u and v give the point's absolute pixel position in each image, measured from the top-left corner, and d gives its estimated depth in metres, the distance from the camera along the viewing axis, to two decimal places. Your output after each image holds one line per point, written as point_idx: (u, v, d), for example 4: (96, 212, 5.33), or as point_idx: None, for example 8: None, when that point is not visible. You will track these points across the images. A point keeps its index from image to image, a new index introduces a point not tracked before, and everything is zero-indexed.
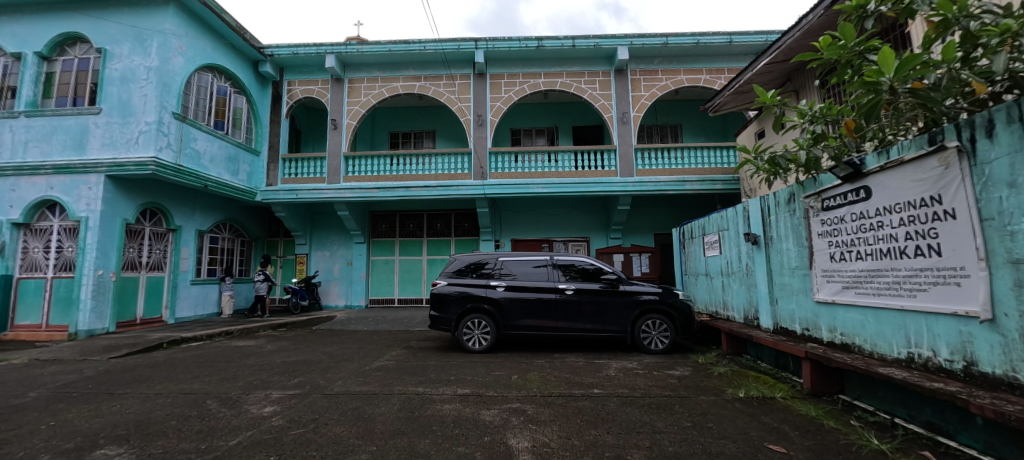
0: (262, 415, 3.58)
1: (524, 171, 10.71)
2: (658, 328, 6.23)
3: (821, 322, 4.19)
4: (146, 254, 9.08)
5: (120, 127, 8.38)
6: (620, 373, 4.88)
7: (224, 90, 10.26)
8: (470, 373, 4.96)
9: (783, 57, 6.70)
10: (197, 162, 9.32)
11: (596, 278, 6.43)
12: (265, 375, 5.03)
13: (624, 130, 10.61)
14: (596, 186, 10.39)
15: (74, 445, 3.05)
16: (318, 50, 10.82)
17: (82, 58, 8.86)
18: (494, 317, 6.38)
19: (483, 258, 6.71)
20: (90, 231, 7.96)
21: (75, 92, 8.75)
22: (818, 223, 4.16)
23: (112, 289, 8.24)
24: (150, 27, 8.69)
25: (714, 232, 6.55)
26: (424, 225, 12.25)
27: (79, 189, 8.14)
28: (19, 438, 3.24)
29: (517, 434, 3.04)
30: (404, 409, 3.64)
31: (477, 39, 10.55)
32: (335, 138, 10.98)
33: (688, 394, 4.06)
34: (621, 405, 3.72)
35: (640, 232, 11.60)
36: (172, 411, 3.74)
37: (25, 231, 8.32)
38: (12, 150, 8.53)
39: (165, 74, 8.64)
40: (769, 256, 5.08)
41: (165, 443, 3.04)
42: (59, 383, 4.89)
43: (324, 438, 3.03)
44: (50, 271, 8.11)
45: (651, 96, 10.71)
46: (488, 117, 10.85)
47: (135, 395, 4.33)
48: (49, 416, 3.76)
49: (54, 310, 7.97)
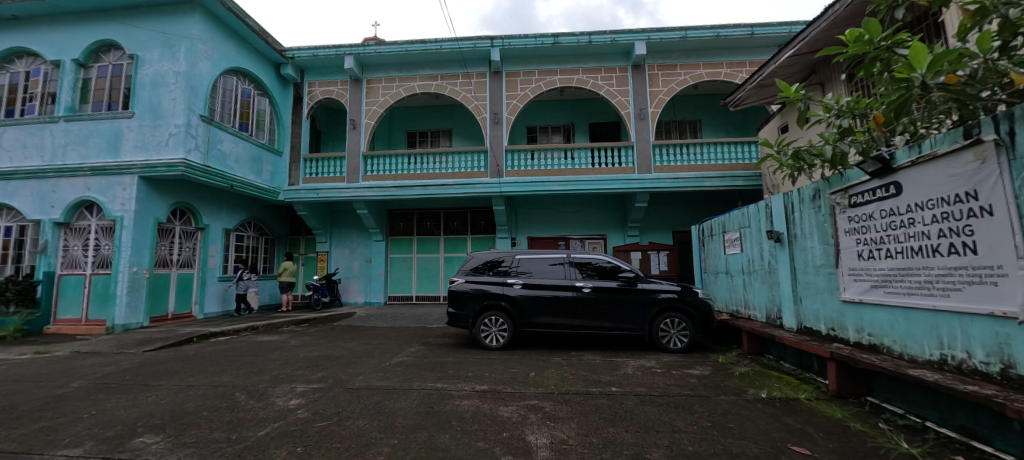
0: (288, 407, 3.70)
1: (541, 168, 10.71)
2: (677, 327, 6.16)
3: (847, 322, 4.08)
4: (177, 252, 9.43)
5: (151, 130, 8.75)
6: (638, 372, 4.85)
7: (248, 93, 10.57)
8: (487, 369, 5.00)
9: (808, 49, 6.51)
10: (223, 163, 9.65)
11: (614, 276, 6.40)
12: (290, 369, 5.19)
13: (641, 126, 10.47)
14: (614, 183, 10.30)
15: (114, 433, 3.22)
16: (338, 52, 11.02)
17: (116, 64, 9.26)
18: (512, 315, 6.40)
19: (500, 255, 6.75)
20: (125, 230, 8.34)
21: (110, 96, 9.16)
22: (845, 220, 4.03)
23: (146, 286, 8.62)
24: (178, 33, 9.01)
25: (735, 229, 6.42)
26: (441, 223, 12.38)
27: (114, 190, 8.54)
28: (64, 426, 3.43)
29: (535, 430, 3.07)
30: (423, 404, 3.71)
31: (493, 37, 10.58)
32: (354, 138, 11.19)
33: (707, 394, 4.00)
34: (639, 403, 3.69)
35: (658, 230, 11.49)
36: (203, 403, 3.90)
37: (66, 229, 8.77)
38: (53, 153, 9.00)
39: (192, 78, 8.95)
40: (793, 254, 4.95)
41: (199, 433, 3.18)
42: (98, 375, 5.14)
43: (348, 431, 3.11)
44: (89, 268, 8.54)
45: (669, 91, 10.55)
46: (504, 115, 10.87)
47: (167, 386, 4.52)
48: (90, 405, 3.97)
49: (93, 305, 8.39)
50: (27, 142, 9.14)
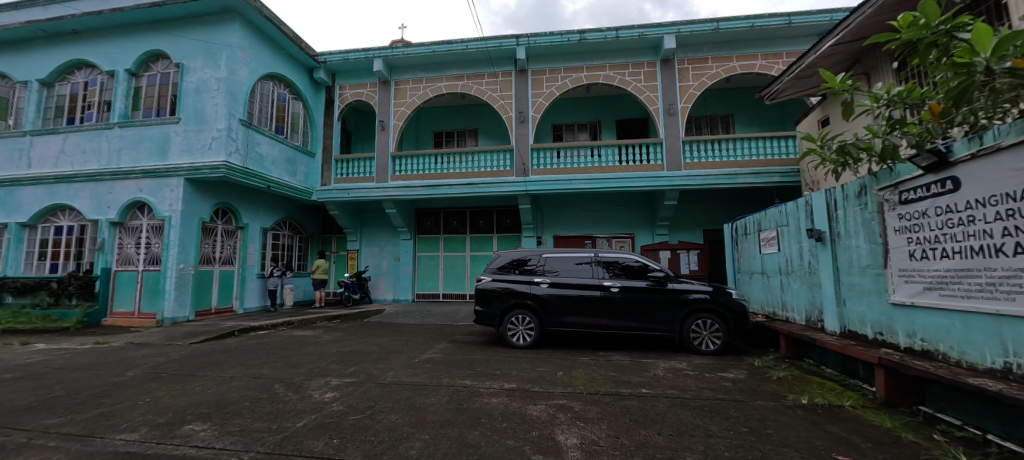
0: (324, 400, 3.83)
1: (567, 166, 10.62)
2: (709, 328, 5.97)
3: (896, 326, 3.85)
4: (219, 250, 9.93)
5: (195, 134, 9.24)
6: (669, 374, 4.73)
7: (283, 97, 10.99)
8: (515, 368, 5.01)
9: (851, 37, 6.16)
10: (261, 165, 10.09)
11: (643, 276, 6.29)
12: (324, 363, 5.37)
13: (671, 123, 10.22)
14: (642, 181, 10.09)
15: (166, 420, 3.43)
16: (367, 55, 11.28)
17: (164, 73, 9.83)
18: (539, 314, 6.38)
19: (526, 254, 6.74)
20: (173, 229, 8.85)
21: (159, 103, 9.74)
22: (895, 218, 3.79)
23: (191, 282, 9.11)
24: (220, 41, 9.47)
25: (772, 228, 6.17)
26: (467, 222, 12.50)
27: (162, 192, 9.08)
28: (121, 412, 3.68)
29: (565, 430, 3.05)
30: (453, 400, 3.76)
31: (518, 36, 10.56)
32: (383, 139, 11.45)
33: (743, 398, 3.86)
34: (671, 406, 3.60)
35: (688, 228, 11.19)
36: (245, 394, 4.09)
37: (120, 228, 9.38)
38: (109, 157, 9.65)
39: (232, 84, 9.39)
40: (836, 254, 4.71)
41: (242, 422, 3.33)
42: (150, 365, 5.49)
43: (381, 425, 3.19)
44: (141, 264, 9.11)
45: (700, 85, 10.24)
46: (530, 114, 10.85)
47: (212, 377, 4.77)
48: (144, 393, 4.24)
49: (145, 299, 8.95)
50: (86, 147, 9.84)
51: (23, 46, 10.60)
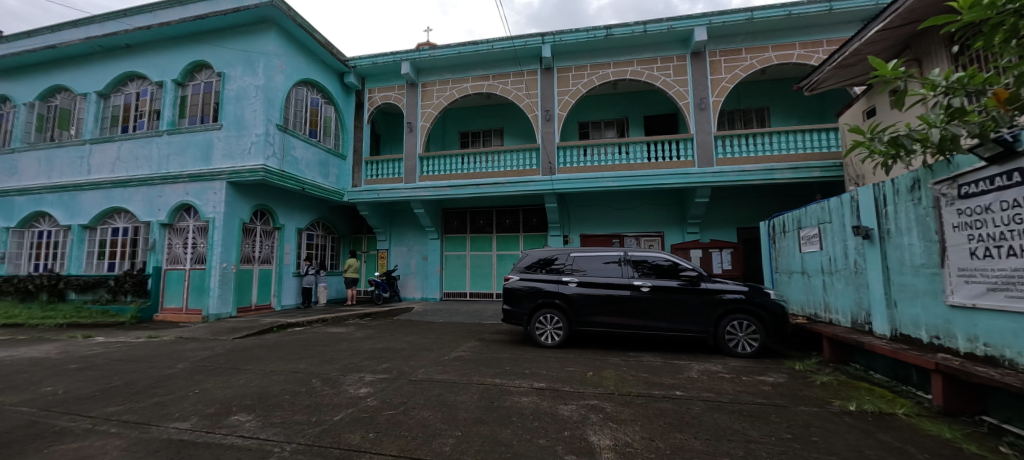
0: (359, 395, 3.94)
1: (593, 164, 10.50)
2: (745, 330, 5.75)
3: (955, 329, 3.59)
4: (258, 250, 10.40)
5: (236, 139, 9.70)
6: (704, 376, 4.59)
7: (316, 101, 11.37)
8: (544, 367, 4.99)
9: (901, 22, 5.78)
10: (296, 168, 10.49)
11: (674, 275, 6.13)
12: (357, 359, 5.53)
13: (702, 117, 9.91)
14: (672, 178, 9.84)
15: (214, 410, 3.62)
16: (395, 58, 11.51)
17: (207, 82, 10.37)
18: (567, 313, 6.33)
19: (554, 253, 6.70)
20: (217, 229, 9.34)
21: (203, 111, 10.28)
22: (953, 213, 3.53)
23: (233, 280, 9.58)
24: (257, 50, 9.89)
25: (813, 225, 5.87)
26: (493, 221, 12.57)
27: (207, 194, 9.59)
28: (173, 402, 3.91)
29: (597, 431, 3.01)
30: (484, 398, 3.79)
31: (544, 34, 10.51)
32: (411, 140, 11.66)
33: (784, 403, 3.69)
34: (706, 410, 3.49)
35: (720, 226, 10.83)
36: (285, 387, 4.26)
37: (169, 230, 9.97)
38: (159, 163, 10.28)
39: (269, 91, 9.80)
40: (885, 253, 4.44)
41: (283, 414, 3.47)
42: (197, 358, 5.81)
43: (414, 421, 3.25)
44: (188, 263, 9.65)
45: (733, 78, 9.88)
46: (556, 112, 10.78)
47: (254, 371, 5.01)
48: (193, 384, 4.49)
49: (192, 296, 9.48)
50: (139, 154, 10.52)
51: (83, 61, 11.43)
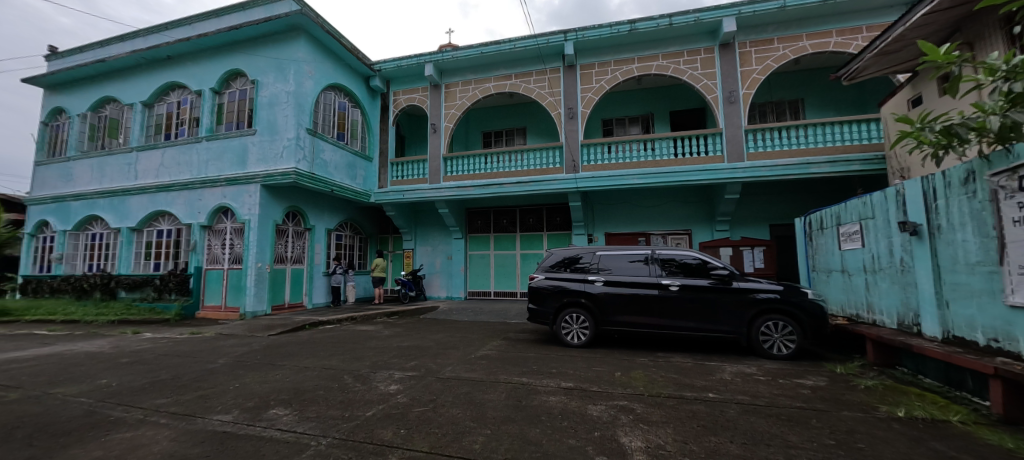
0: (389, 392, 4.02)
1: (618, 161, 10.34)
2: (781, 331, 5.54)
3: (1015, 332, 3.34)
4: (291, 250, 10.77)
5: (269, 143, 10.09)
6: (737, 378, 4.45)
7: (343, 105, 11.68)
8: (570, 366, 4.96)
9: (950, 3, 5.42)
10: (325, 170, 10.81)
11: (704, 274, 5.97)
12: (386, 357, 5.65)
13: (732, 111, 9.59)
14: (700, 174, 9.57)
15: (254, 404, 3.77)
16: (419, 60, 11.68)
17: (242, 89, 10.82)
18: (593, 312, 6.26)
19: (579, 252, 6.64)
20: (253, 231, 9.75)
21: (239, 117, 10.74)
22: (1013, 207, 3.29)
23: (268, 279, 9.97)
24: (288, 57, 10.25)
25: (854, 221, 5.59)
26: (517, 220, 12.59)
27: (243, 197, 10.02)
28: (216, 395, 4.10)
29: (628, 432, 2.96)
30: (512, 397, 3.79)
31: (566, 31, 10.43)
32: (435, 141, 11.80)
33: (826, 408, 3.53)
34: (742, 413, 3.39)
35: (752, 224, 10.46)
36: (318, 383, 4.40)
37: (209, 231, 10.47)
38: (198, 168, 10.81)
39: (300, 96, 10.13)
40: (935, 250, 4.17)
41: (318, 409, 3.58)
42: (236, 354, 6.07)
43: (443, 418, 3.29)
44: (226, 263, 10.09)
45: (765, 69, 9.52)
46: (579, 109, 10.68)
47: (289, 366, 5.19)
48: (233, 379, 4.70)
49: (230, 294, 9.91)
50: (180, 160, 11.09)
51: (129, 73, 12.13)
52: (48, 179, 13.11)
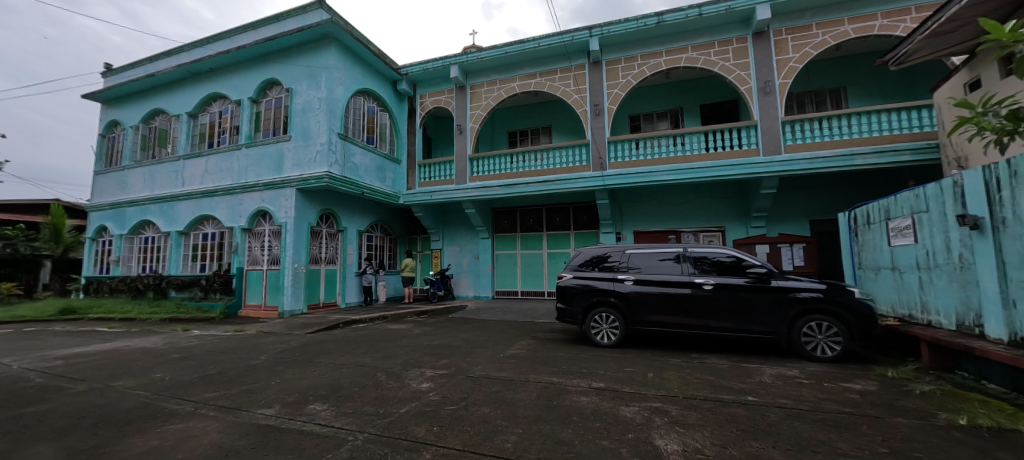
0: (422, 389, 4.09)
1: (646, 158, 10.12)
2: (824, 332, 5.26)
3: None
4: (325, 251, 11.15)
5: (303, 149, 10.48)
6: (778, 381, 4.26)
7: (373, 110, 11.98)
8: (601, 367, 4.89)
9: None
10: (356, 173, 11.12)
11: (739, 272, 5.75)
12: (418, 355, 5.76)
13: (767, 102, 9.20)
14: (733, 169, 9.23)
15: (294, 399, 3.92)
16: (444, 63, 11.84)
17: (277, 98, 11.29)
18: (623, 312, 6.15)
19: (608, 251, 6.54)
20: (289, 233, 10.16)
21: (275, 124, 11.21)
22: None
23: (304, 279, 10.36)
24: (320, 65, 10.61)
25: (905, 215, 5.24)
26: (543, 219, 12.54)
27: (280, 201, 10.45)
28: (259, 390, 4.30)
29: (664, 435, 2.89)
30: (542, 397, 3.78)
31: (591, 27, 10.29)
32: (461, 142, 11.92)
33: (878, 414, 3.32)
34: (784, 417, 3.24)
35: (790, 219, 10.00)
36: (354, 380, 4.53)
37: (249, 234, 10.99)
38: (239, 173, 11.35)
39: (331, 102, 10.47)
40: (1000, 245, 3.85)
41: (355, 405, 3.69)
42: (276, 351, 6.35)
43: (475, 416, 3.31)
44: (265, 264, 10.56)
45: (802, 57, 9.07)
46: (606, 106, 10.51)
47: (326, 363, 5.38)
48: (274, 375, 4.91)
49: (269, 294, 10.36)
50: (222, 167, 11.69)
51: (175, 86, 12.89)
52: (106, 187, 14.13)
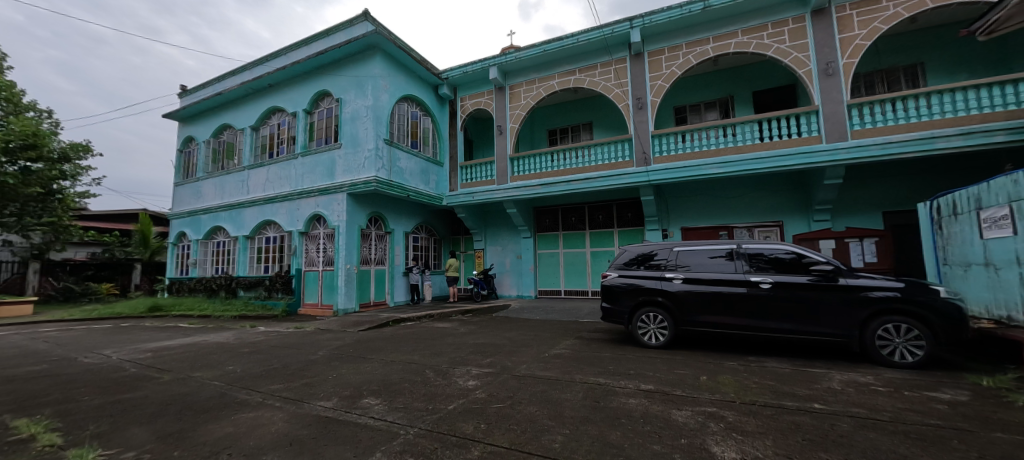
0: (468, 387, 4.17)
1: (694, 151, 9.68)
2: (903, 334, 4.77)
3: None
4: (374, 252, 11.66)
5: (353, 155, 11.01)
6: (849, 388, 3.92)
7: (416, 115, 12.37)
8: (649, 368, 4.74)
9: None
10: (401, 177, 11.53)
11: (801, 270, 5.36)
12: (463, 353, 5.87)
13: (829, 85, 8.50)
14: (791, 159, 8.60)
15: (350, 393, 4.13)
16: (483, 65, 11.99)
17: (329, 108, 11.94)
18: (672, 312, 5.92)
19: (654, 248, 6.33)
20: (342, 235, 10.73)
21: (327, 133, 11.88)
22: None
23: (356, 278, 10.89)
24: (367, 74, 11.10)
25: (1001, 204, 4.64)
26: (586, 217, 12.37)
27: (333, 205, 11.06)
28: (318, 383, 4.58)
29: (720, 442, 2.75)
30: (589, 397, 3.72)
31: (632, 18, 9.98)
32: (502, 142, 12.02)
33: (971, 428, 2.96)
34: (857, 428, 2.97)
35: (859, 211, 9.16)
36: (403, 376, 4.70)
37: (306, 237, 11.72)
38: (296, 180, 12.14)
39: (377, 109, 10.92)
40: None
41: (405, 400, 3.83)
42: (332, 347, 6.72)
43: (521, 415, 3.33)
44: (321, 265, 11.22)
45: (870, 33, 8.28)
46: (649, 99, 10.17)
47: (377, 360, 5.62)
48: (331, 369, 5.21)
49: (324, 293, 11.00)
50: (281, 175, 12.55)
51: (240, 102, 14.00)
52: (183, 197, 15.63)
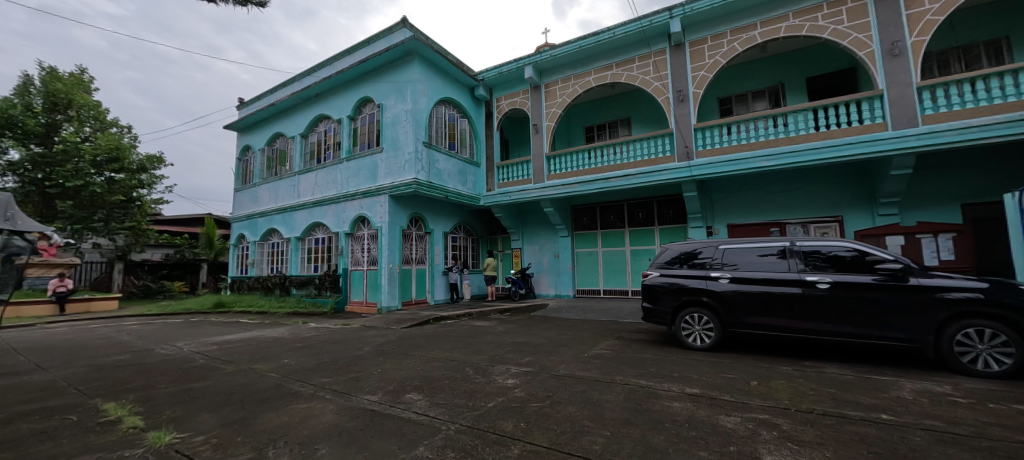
0: (508, 385, 4.19)
1: (740, 143, 9.20)
2: (987, 340, 4.29)
3: None
4: (415, 252, 12.01)
5: (394, 158, 11.39)
6: (922, 398, 3.57)
7: (453, 117, 12.61)
8: (694, 371, 4.56)
9: None
10: (440, 178, 11.79)
11: (864, 269, 4.96)
12: (502, 352, 5.91)
13: (895, 67, 7.79)
14: (851, 148, 7.96)
15: (394, 388, 4.28)
16: (518, 64, 12.01)
17: (371, 114, 12.42)
18: (718, 313, 5.66)
19: (698, 246, 6.08)
20: (385, 236, 11.14)
21: (369, 138, 12.36)
22: None
23: (398, 277, 11.26)
24: (405, 79, 11.43)
25: None
26: (625, 215, 12.09)
27: (376, 207, 11.50)
28: (364, 378, 4.78)
29: (773, 451, 2.59)
30: (630, 399, 3.63)
31: (671, 8, 9.63)
32: (538, 141, 11.99)
33: None
34: (933, 442, 2.70)
35: (933, 204, 8.33)
36: (444, 373, 4.81)
37: (352, 238, 12.27)
38: (342, 184, 12.73)
39: (416, 113, 11.22)
40: None
41: (446, 397, 3.92)
42: (377, 343, 6.98)
43: (561, 415, 3.30)
44: (365, 264, 11.70)
45: (944, 7, 7.51)
46: (691, 90, 9.76)
47: (419, 357, 5.77)
48: (376, 365, 5.42)
49: (369, 291, 11.46)
50: (328, 179, 13.20)
51: (290, 111, 14.88)
52: (242, 202, 16.81)
